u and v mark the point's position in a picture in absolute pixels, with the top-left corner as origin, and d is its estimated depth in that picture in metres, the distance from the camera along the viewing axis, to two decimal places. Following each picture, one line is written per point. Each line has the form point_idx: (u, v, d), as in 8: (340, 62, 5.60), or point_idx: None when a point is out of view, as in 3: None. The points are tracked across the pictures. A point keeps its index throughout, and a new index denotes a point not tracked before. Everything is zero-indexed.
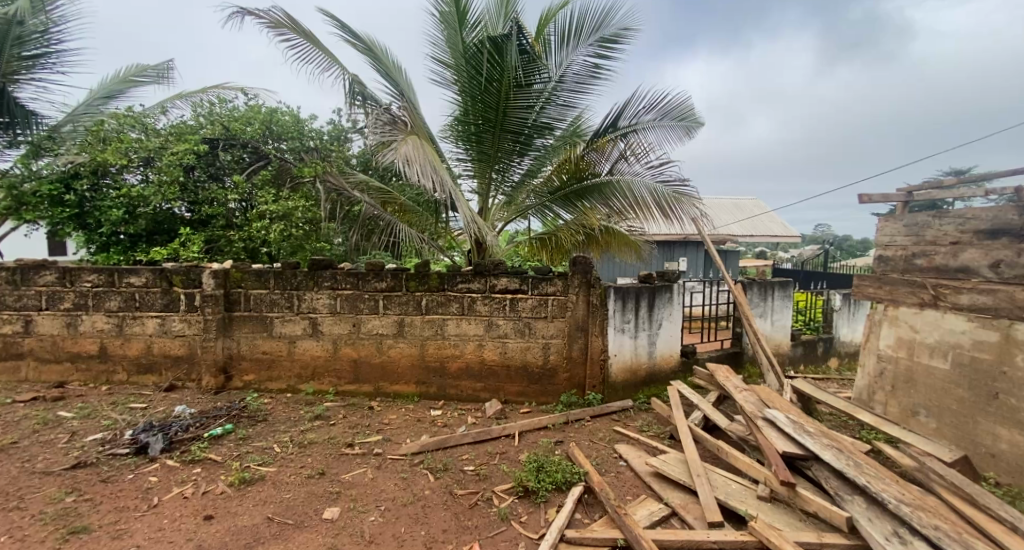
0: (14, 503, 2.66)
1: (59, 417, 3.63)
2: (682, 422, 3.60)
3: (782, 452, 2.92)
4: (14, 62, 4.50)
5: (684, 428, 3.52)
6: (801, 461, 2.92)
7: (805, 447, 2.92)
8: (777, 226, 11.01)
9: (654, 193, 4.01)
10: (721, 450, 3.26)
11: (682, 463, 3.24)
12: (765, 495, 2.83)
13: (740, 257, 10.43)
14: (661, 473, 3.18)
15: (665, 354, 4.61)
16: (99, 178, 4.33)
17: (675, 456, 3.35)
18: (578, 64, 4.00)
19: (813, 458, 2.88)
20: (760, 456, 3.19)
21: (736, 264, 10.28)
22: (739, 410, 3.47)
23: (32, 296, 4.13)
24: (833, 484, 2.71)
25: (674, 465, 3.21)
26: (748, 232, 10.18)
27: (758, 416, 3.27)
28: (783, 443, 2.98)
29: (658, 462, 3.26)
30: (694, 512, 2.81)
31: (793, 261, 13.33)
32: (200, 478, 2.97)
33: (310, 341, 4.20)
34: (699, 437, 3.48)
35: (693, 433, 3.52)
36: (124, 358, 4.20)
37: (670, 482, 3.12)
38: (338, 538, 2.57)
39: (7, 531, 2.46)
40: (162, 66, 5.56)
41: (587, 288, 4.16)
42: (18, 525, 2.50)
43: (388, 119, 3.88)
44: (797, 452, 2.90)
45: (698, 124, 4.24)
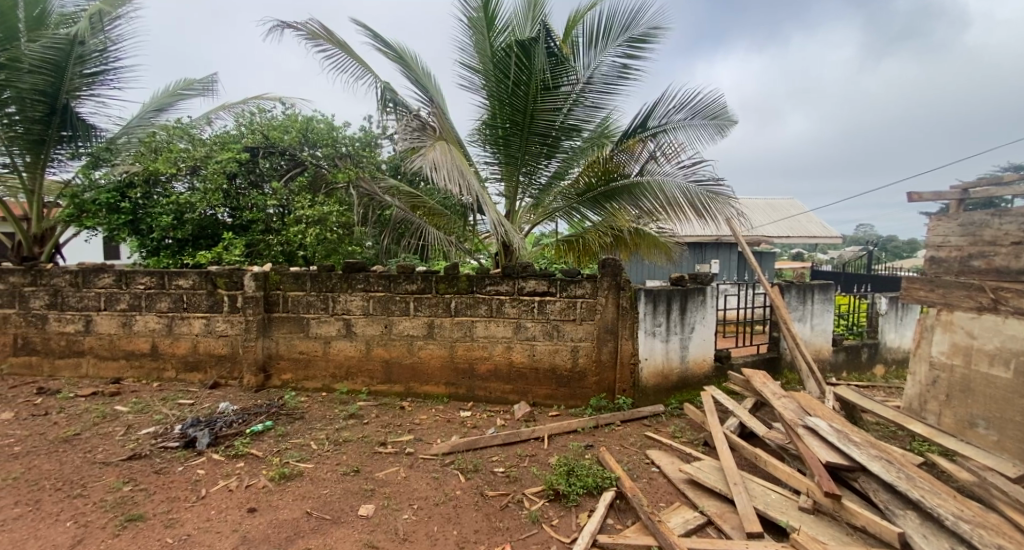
0: (77, 491, 2.86)
1: (116, 411, 3.88)
2: (717, 428, 3.51)
3: (825, 461, 2.78)
4: (76, 79, 4.49)
5: (719, 434, 3.44)
6: (846, 473, 2.77)
7: (850, 458, 2.78)
8: (815, 226, 10.62)
9: (687, 193, 3.96)
10: (760, 458, 3.14)
11: (718, 470, 3.16)
12: (808, 507, 2.71)
13: (776, 258, 10.08)
14: (695, 480, 3.11)
15: (698, 358, 4.51)
16: (150, 187, 4.61)
17: (710, 463, 3.27)
18: (607, 65, 3.98)
19: (859, 469, 2.73)
20: (801, 466, 3.07)
21: (771, 266, 9.93)
22: (778, 418, 3.35)
23: (92, 297, 4.43)
24: (883, 497, 2.58)
25: (709, 472, 3.14)
26: (785, 232, 9.82)
27: (797, 423, 3.15)
28: (826, 452, 2.84)
29: (692, 469, 3.19)
30: (731, 521, 2.74)
31: (835, 262, 12.69)
32: (243, 472, 3.11)
33: (345, 341, 4.33)
34: (735, 445, 3.38)
35: (729, 440, 3.43)
36: (173, 356, 4.44)
37: (705, 489, 3.05)
38: (374, 535, 2.63)
39: (72, 517, 2.64)
40: (207, 79, 5.87)
41: (617, 290, 4.12)
42: (81, 511, 2.69)
43: (418, 125, 4.06)
44: (841, 462, 2.76)
45: (730, 123, 4.16)
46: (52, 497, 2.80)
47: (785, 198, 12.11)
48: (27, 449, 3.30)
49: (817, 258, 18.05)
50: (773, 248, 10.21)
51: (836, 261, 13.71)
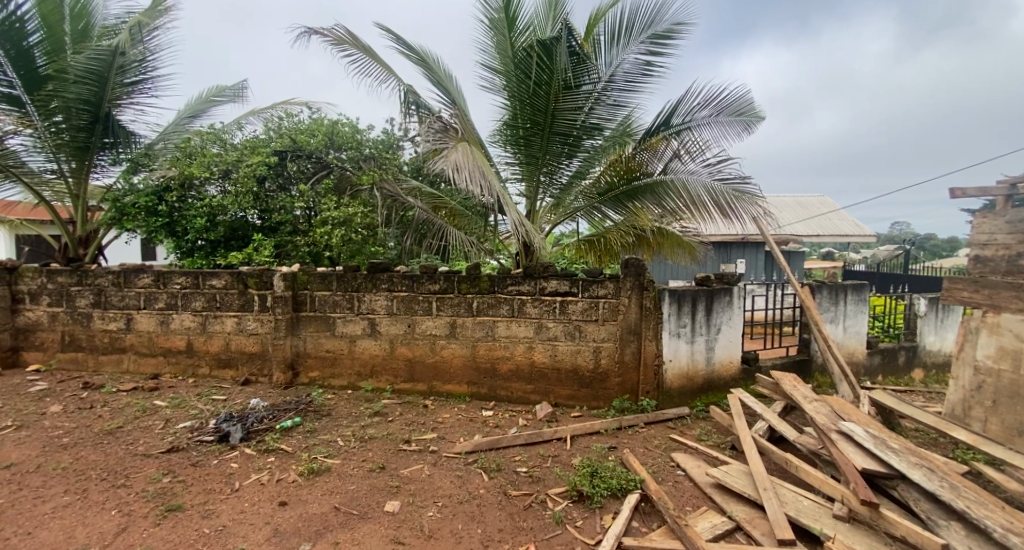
0: (121, 481, 3.01)
1: (155, 406, 4.05)
2: (745, 432, 3.43)
3: (862, 468, 2.69)
4: (118, 88, 4.67)
5: (747, 438, 3.35)
6: (884, 480, 2.68)
7: (888, 465, 2.68)
8: (847, 225, 10.25)
9: (711, 192, 3.88)
10: (791, 463, 3.05)
11: (746, 475, 3.08)
12: (843, 515, 2.61)
13: (805, 258, 9.77)
14: (723, 484, 3.04)
15: (724, 360, 4.41)
16: (186, 191, 4.81)
17: (738, 467, 3.19)
18: (629, 62, 3.95)
19: (898, 477, 2.64)
20: (834, 472, 2.97)
21: (801, 265, 9.64)
22: (810, 422, 3.25)
23: (133, 296, 4.64)
24: (925, 506, 2.47)
25: (737, 477, 3.07)
26: (816, 231, 9.51)
27: (830, 428, 3.04)
28: (862, 459, 2.75)
29: (719, 473, 3.12)
30: (761, 528, 2.67)
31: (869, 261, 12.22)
32: (274, 467, 3.21)
33: (369, 340, 4.41)
34: (764, 449, 3.30)
35: (758, 444, 3.34)
36: (207, 353, 4.61)
37: (733, 494, 2.98)
38: (400, 531, 2.68)
39: (117, 506, 2.78)
40: (238, 85, 6.07)
41: (640, 290, 4.07)
42: (126, 501, 2.83)
43: (440, 127, 4.10)
44: (878, 470, 2.66)
45: (758, 119, 4.07)
46: (98, 487, 2.95)
47: (815, 195, 11.72)
48: (75, 440, 3.48)
49: (849, 257, 17.42)
50: (802, 247, 9.90)
51: (870, 260, 13.20)
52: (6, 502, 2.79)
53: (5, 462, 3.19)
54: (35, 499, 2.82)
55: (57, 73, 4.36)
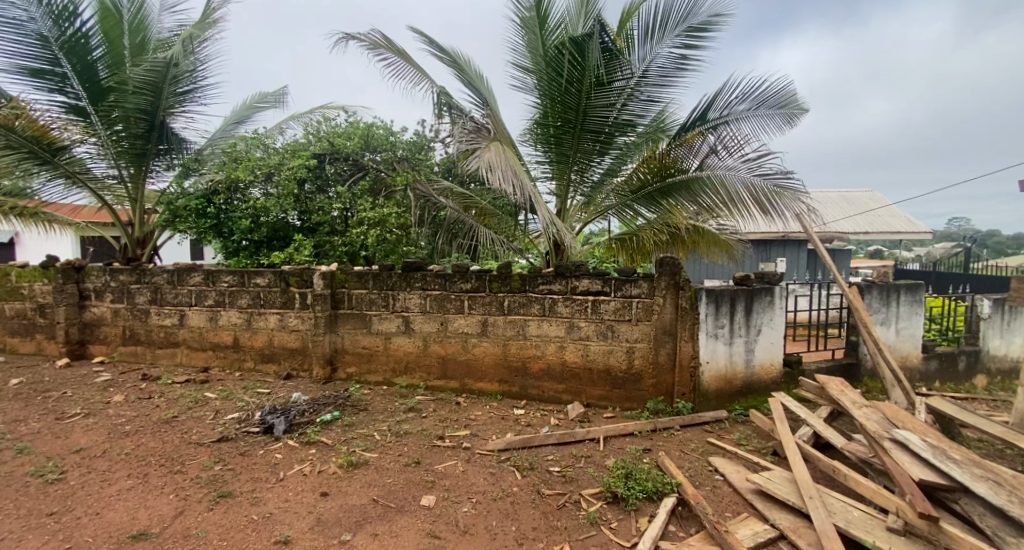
0: (177, 467, 3.20)
1: (206, 397, 4.29)
2: (788, 437, 3.29)
3: (919, 479, 2.53)
4: (172, 98, 4.96)
5: (790, 444, 3.21)
6: (945, 493, 2.51)
7: (949, 477, 2.51)
8: (899, 221, 9.68)
9: (751, 188, 3.74)
10: (839, 471, 2.91)
11: (790, 482, 2.96)
12: (898, 527, 2.47)
13: (852, 256, 9.27)
14: (765, 491, 2.93)
15: (765, 362, 4.24)
16: (232, 194, 5.07)
17: (781, 473, 3.07)
18: (664, 56, 3.86)
19: (961, 490, 2.47)
20: (887, 482, 2.81)
21: (847, 264, 9.16)
22: (860, 429, 3.08)
23: (185, 294, 4.92)
24: (991, 522, 2.31)
25: (780, 483, 2.95)
26: (864, 228, 9.01)
27: (883, 436, 2.87)
28: (919, 469, 2.58)
29: (761, 479, 3.00)
30: (807, 538, 2.55)
31: (923, 260, 11.49)
32: (315, 458, 3.34)
33: (404, 337, 4.51)
34: (809, 456, 3.15)
35: (802, 450, 3.20)
36: (252, 349, 4.84)
37: (776, 502, 2.87)
38: (437, 525, 2.72)
39: (174, 490, 2.96)
40: (279, 91, 6.33)
41: (676, 290, 3.97)
42: (182, 486, 3.01)
43: (473, 128, 4.13)
44: (938, 482, 2.50)
45: (801, 111, 3.89)
46: (157, 472, 3.15)
47: (864, 189, 11.12)
48: (136, 428, 3.73)
49: (900, 255, 16.44)
50: (849, 245, 9.40)
51: (924, 258, 12.40)
52: (77, 483, 3.02)
53: (75, 447, 3.46)
54: (102, 482, 3.04)
55: (118, 85, 4.69)
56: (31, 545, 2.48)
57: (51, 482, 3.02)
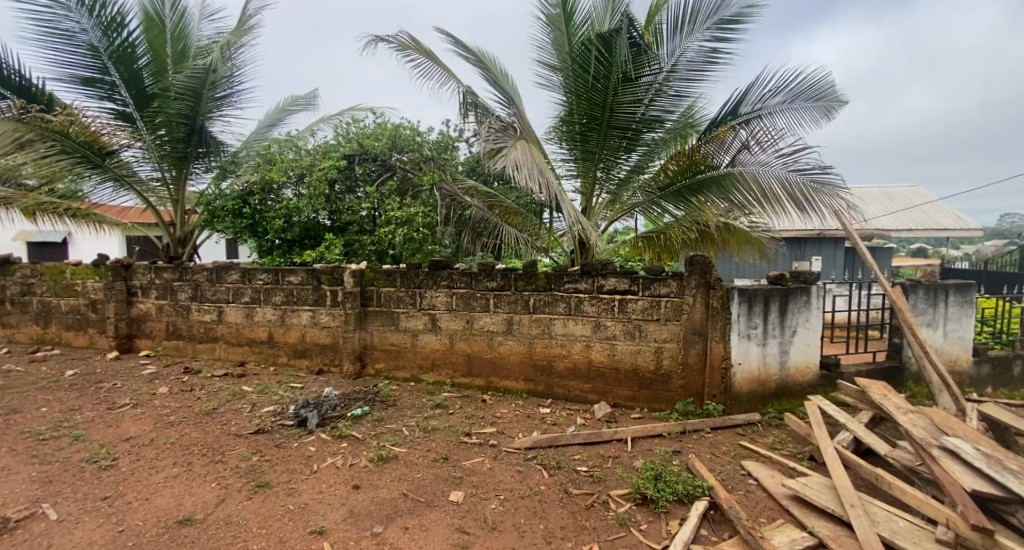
0: (218, 457, 3.35)
1: (243, 391, 4.46)
2: (826, 443, 3.15)
3: (971, 490, 2.39)
4: (211, 103, 5.16)
5: (829, 450, 3.08)
6: (1000, 505, 2.36)
7: (1005, 488, 2.36)
8: (947, 217, 9.16)
9: (786, 184, 3.60)
10: (882, 479, 2.77)
11: (829, 488, 2.84)
12: (947, 540, 2.34)
13: (894, 255, 8.84)
14: (802, 497, 2.83)
15: (801, 364, 4.08)
16: (266, 194, 5.25)
17: (819, 479, 2.95)
18: (693, 50, 3.77)
19: (1018, 502, 2.32)
20: (936, 491, 2.66)
21: (889, 262, 8.74)
22: (905, 435, 2.93)
23: (224, 291, 5.12)
24: None
25: (818, 490, 2.84)
26: (907, 225, 8.57)
27: (931, 443, 2.72)
28: (971, 479, 2.44)
29: (797, 484, 2.90)
30: (848, 547, 2.45)
31: (972, 258, 10.86)
32: (347, 452, 3.42)
33: (430, 335, 4.57)
34: (849, 463, 3.03)
35: (841, 456, 3.07)
36: (286, 344, 5.00)
37: (814, 509, 2.77)
38: (465, 521, 2.75)
39: (216, 479, 3.10)
40: (309, 94, 6.50)
41: (706, 290, 3.87)
42: (223, 475, 3.15)
43: (499, 126, 4.12)
44: (993, 493, 2.35)
45: (840, 102, 3.73)
46: (199, 461, 3.30)
47: (906, 185, 10.59)
48: (180, 419, 3.92)
49: (948, 254, 15.57)
50: (890, 243, 8.97)
51: (973, 257, 11.70)
52: (127, 470, 3.19)
53: (126, 435, 3.65)
54: (150, 469, 3.21)
55: (162, 92, 4.90)
56: (88, 527, 2.64)
57: (104, 468, 3.20)
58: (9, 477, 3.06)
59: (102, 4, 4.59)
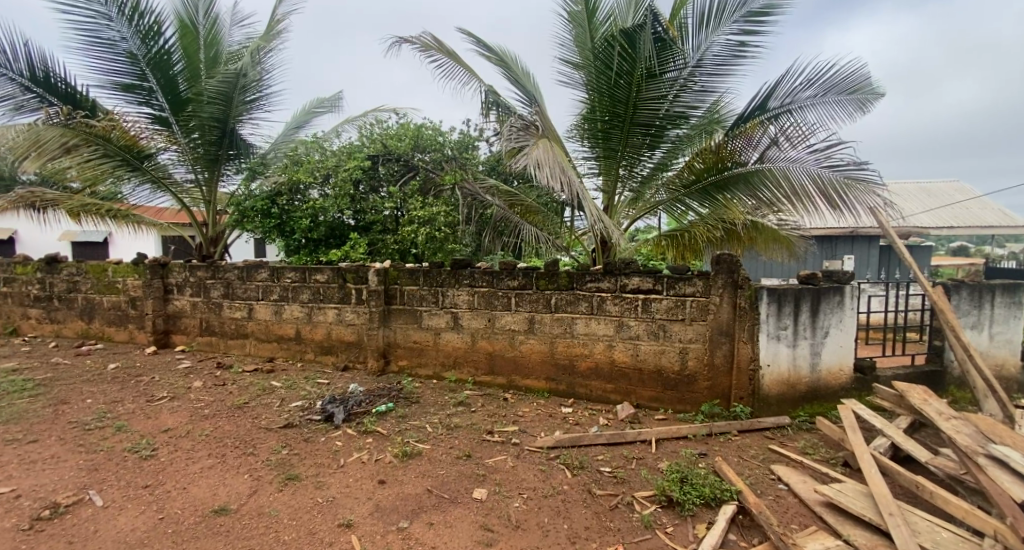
0: (250, 449, 3.45)
1: (273, 386, 4.59)
2: (862, 448, 3.02)
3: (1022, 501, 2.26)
4: (241, 106, 5.32)
5: (865, 456, 2.95)
6: None
7: None
8: (991, 214, 8.69)
9: (818, 181, 3.48)
10: (923, 487, 2.65)
11: (865, 496, 2.73)
12: None
13: (934, 253, 8.44)
14: (836, 504, 2.73)
15: (833, 367, 3.93)
16: (293, 195, 5.38)
17: (854, 486, 2.84)
18: (720, 44, 3.67)
19: None
20: (982, 502, 2.53)
21: (928, 261, 8.35)
22: (948, 442, 2.79)
23: (254, 289, 5.28)
24: None
25: (854, 497, 2.73)
26: (944, 223, 8.18)
27: (977, 451, 2.59)
28: (1022, 490, 2.30)
29: (831, 491, 2.79)
30: None
31: (1019, 258, 10.28)
32: (372, 447, 3.48)
33: (452, 333, 4.59)
34: (887, 469, 2.90)
35: (878, 462, 2.95)
36: (312, 341, 5.11)
37: (849, 516, 2.66)
38: (489, 518, 2.76)
39: (248, 471, 3.20)
40: (334, 96, 6.62)
41: (734, 289, 3.76)
42: (254, 467, 3.25)
43: (521, 125, 4.10)
44: None
45: (875, 95, 3.59)
46: (233, 453, 3.42)
47: (947, 181, 10.09)
48: (214, 412, 4.06)
49: (993, 253, 14.76)
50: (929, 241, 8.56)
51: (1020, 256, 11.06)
52: (166, 460, 3.33)
53: (164, 427, 3.81)
54: (187, 459, 3.34)
55: (196, 96, 5.08)
56: (131, 514, 2.75)
57: (145, 457, 3.34)
58: (58, 464, 3.22)
59: (140, 13, 4.79)
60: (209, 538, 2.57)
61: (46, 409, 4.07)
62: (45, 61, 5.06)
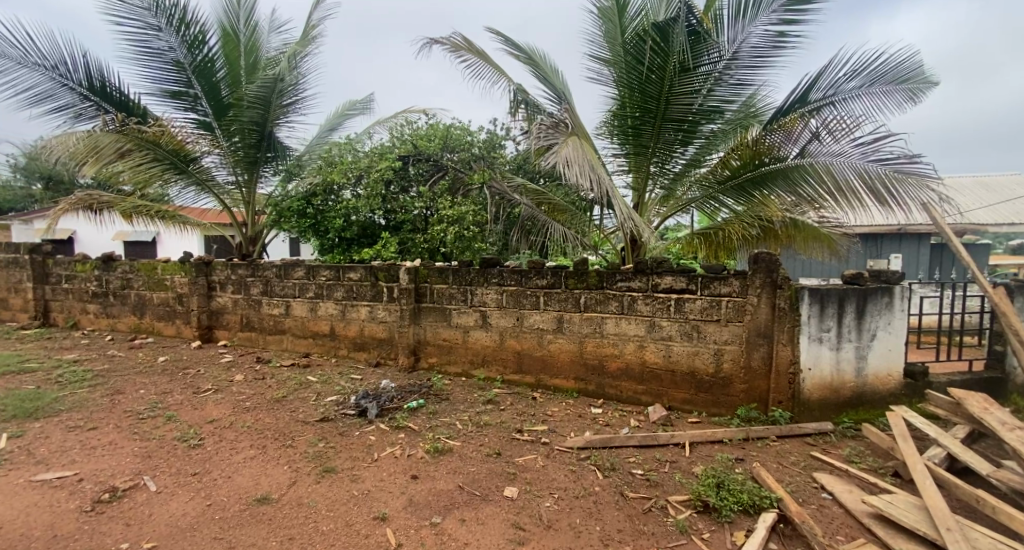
0: (289, 442, 3.57)
1: (309, 381, 4.73)
2: (915, 458, 2.83)
3: None
4: (279, 110, 5.53)
5: (918, 466, 2.77)
6: None
7: None
8: None
9: (865, 176, 3.29)
10: (984, 502, 2.47)
11: (919, 508, 2.56)
12: None
13: (993, 252, 7.87)
14: (887, 516, 2.57)
15: (881, 372, 3.71)
16: (328, 195, 5.52)
17: (906, 498, 2.67)
18: (758, 35, 3.52)
19: None
20: None
21: (987, 260, 7.79)
22: (1014, 454, 2.59)
23: (291, 287, 5.46)
24: None
25: (906, 509, 2.57)
26: (1007, 219, 7.61)
27: None
28: None
29: (881, 502, 2.64)
30: None
31: None
32: (404, 443, 3.53)
33: (481, 331, 4.61)
34: (943, 482, 2.71)
35: (933, 473, 2.76)
36: (346, 338, 5.24)
37: (901, 530, 2.50)
38: (520, 517, 2.75)
39: (288, 462, 3.31)
40: (365, 98, 6.77)
41: (773, 289, 3.60)
42: (293, 458, 3.36)
43: (551, 123, 4.05)
44: None
45: (927, 84, 3.38)
46: (273, 444, 3.54)
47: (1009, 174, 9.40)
48: (255, 405, 4.22)
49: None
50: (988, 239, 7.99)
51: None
52: (212, 449, 3.48)
53: (209, 418, 3.99)
54: (231, 450, 3.48)
55: (237, 102, 5.30)
56: (181, 499, 2.89)
57: (193, 446, 3.51)
58: (115, 451, 3.42)
59: (187, 24, 5.04)
60: (253, 525, 2.67)
61: (104, 399, 4.33)
62: (102, 72, 5.39)
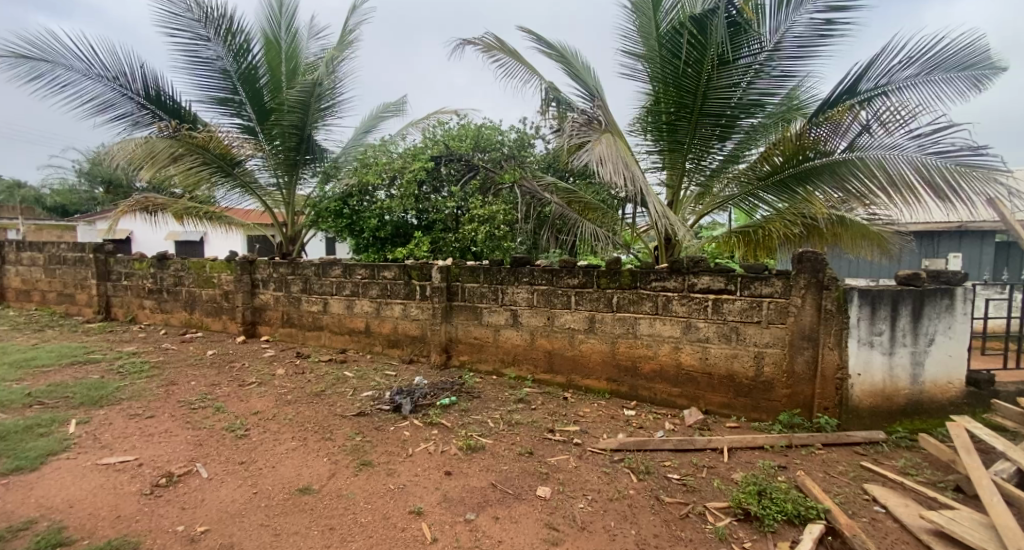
0: (327, 435, 3.68)
1: (345, 376, 4.87)
2: (980, 473, 2.63)
3: None
4: (318, 114, 5.72)
5: (984, 482, 2.56)
6: None
7: None
8: None
9: (920, 169, 3.08)
10: None
11: (986, 527, 2.37)
12: None
13: None
14: (949, 533, 2.39)
15: (938, 380, 3.46)
16: (363, 195, 5.66)
17: (970, 515, 2.47)
18: (803, 24, 3.36)
19: None
20: None
21: None
22: None
23: (329, 285, 5.62)
24: None
25: (971, 527, 2.38)
26: None
27: None
28: None
29: (942, 518, 2.45)
30: None
31: None
32: (437, 439, 3.57)
33: (511, 330, 4.60)
34: (1013, 499, 2.50)
35: (1002, 490, 2.55)
36: (381, 335, 5.36)
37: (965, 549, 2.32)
38: (554, 517, 2.72)
39: (327, 454, 3.41)
40: (399, 100, 6.88)
41: (819, 289, 3.41)
42: (332, 450, 3.46)
43: (584, 121, 3.98)
44: None
45: (993, 69, 3.12)
46: (313, 437, 3.66)
47: None
48: (295, 398, 4.38)
49: None
50: None
51: None
52: (257, 440, 3.63)
53: (254, 410, 4.16)
54: (274, 441, 3.62)
55: (279, 107, 5.50)
56: (230, 486, 3.03)
57: (239, 436, 3.67)
58: (170, 438, 3.63)
59: (233, 33, 5.28)
60: (295, 514, 2.76)
61: (160, 389, 4.59)
62: (157, 81, 5.71)
